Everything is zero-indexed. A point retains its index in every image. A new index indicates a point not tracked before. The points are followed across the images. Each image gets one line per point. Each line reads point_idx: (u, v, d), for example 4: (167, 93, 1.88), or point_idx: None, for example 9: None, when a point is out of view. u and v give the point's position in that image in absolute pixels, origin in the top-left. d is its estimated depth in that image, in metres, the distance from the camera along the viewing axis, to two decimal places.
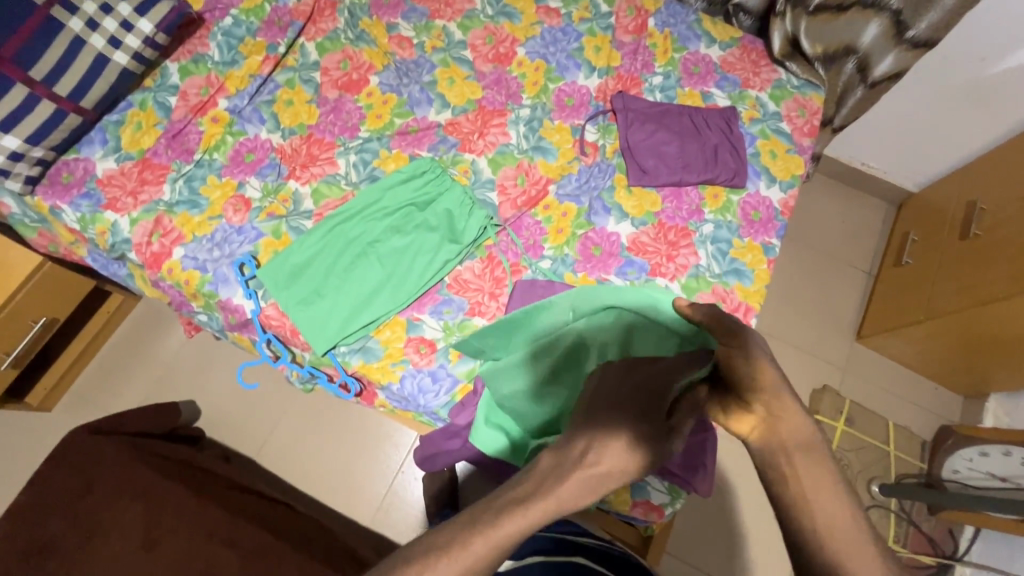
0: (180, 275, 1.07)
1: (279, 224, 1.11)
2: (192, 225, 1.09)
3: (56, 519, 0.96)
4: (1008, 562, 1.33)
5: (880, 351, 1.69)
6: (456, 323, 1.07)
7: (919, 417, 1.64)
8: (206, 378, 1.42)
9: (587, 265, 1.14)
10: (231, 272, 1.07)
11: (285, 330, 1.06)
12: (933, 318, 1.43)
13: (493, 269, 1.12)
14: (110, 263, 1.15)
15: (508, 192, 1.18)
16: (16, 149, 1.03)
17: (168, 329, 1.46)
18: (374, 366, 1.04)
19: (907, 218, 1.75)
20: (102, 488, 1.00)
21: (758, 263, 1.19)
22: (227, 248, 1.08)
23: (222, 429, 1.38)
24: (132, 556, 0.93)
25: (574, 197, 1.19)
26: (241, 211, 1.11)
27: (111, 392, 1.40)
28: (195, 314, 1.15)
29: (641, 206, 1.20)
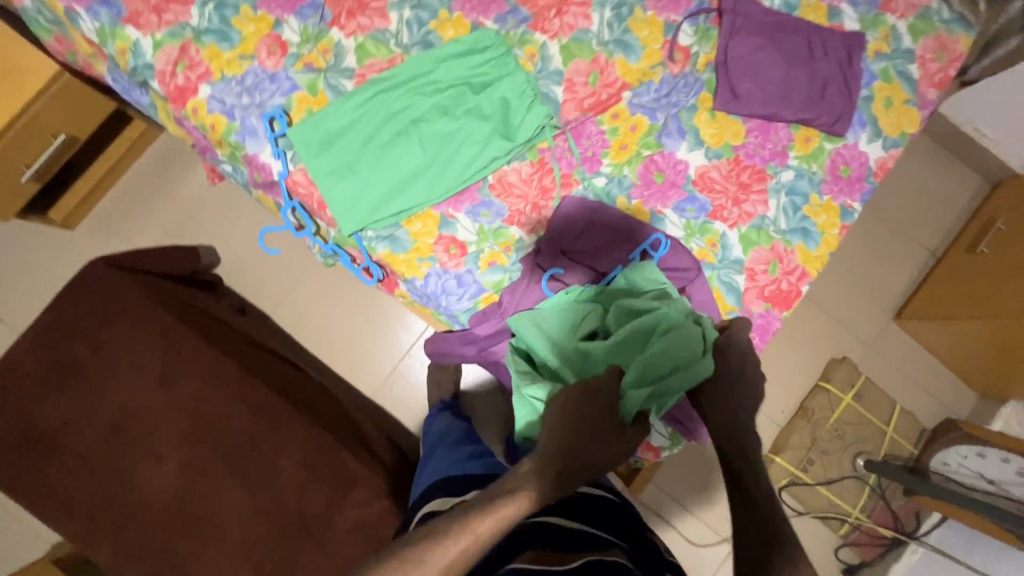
0: (205, 118, 0.97)
1: (317, 78, 0.99)
2: (221, 61, 0.98)
3: (77, 342, 0.99)
4: (965, 551, 1.39)
5: (915, 334, 1.62)
6: (491, 229, 1.00)
7: (927, 405, 1.62)
8: (227, 228, 1.39)
9: (644, 192, 1.03)
10: (260, 125, 0.97)
11: (312, 201, 0.99)
12: (989, 318, 1.34)
13: (543, 177, 1.01)
14: (132, 88, 1.04)
15: (575, 90, 1.02)
16: None
17: (191, 169, 1.40)
18: (400, 258, 0.99)
19: (999, 201, 1.57)
20: (121, 324, 1.01)
21: (831, 226, 1.07)
22: (258, 96, 0.98)
23: (239, 281, 1.38)
24: (150, 390, 0.98)
25: (650, 111, 1.04)
26: (276, 55, 0.99)
27: (131, 223, 1.38)
28: (219, 162, 1.08)
29: (719, 136, 1.05)
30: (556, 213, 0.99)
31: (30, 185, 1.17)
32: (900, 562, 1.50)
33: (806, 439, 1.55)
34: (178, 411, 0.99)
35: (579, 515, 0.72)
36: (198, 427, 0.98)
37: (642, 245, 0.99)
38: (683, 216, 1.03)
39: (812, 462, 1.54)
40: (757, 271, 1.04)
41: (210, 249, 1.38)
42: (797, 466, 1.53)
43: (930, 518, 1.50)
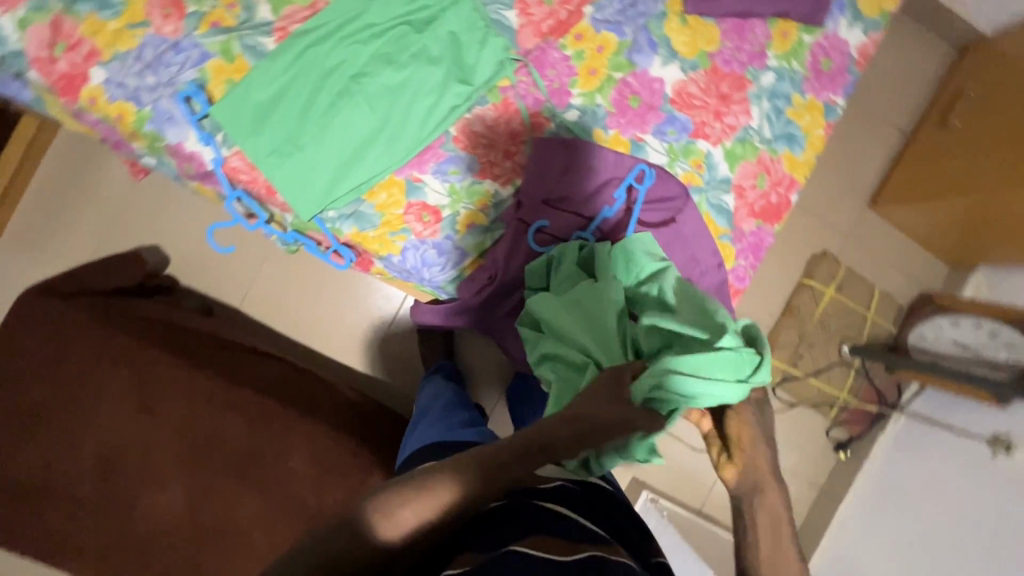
0: (108, 108, 0.83)
1: (229, 40, 0.84)
2: (107, 35, 0.81)
3: (34, 385, 0.91)
4: (944, 413, 1.50)
5: (890, 217, 1.64)
6: (463, 188, 0.91)
7: (903, 284, 1.68)
8: (167, 224, 1.25)
9: (621, 120, 0.94)
10: (175, 108, 0.84)
11: (259, 188, 0.89)
12: (964, 194, 1.35)
13: (510, 120, 0.91)
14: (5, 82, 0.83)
15: (531, 12, 0.90)
16: None
17: (108, 162, 1.23)
18: (371, 235, 0.91)
19: (969, 68, 1.53)
20: (78, 358, 0.92)
21: (815, 128, 1.02)
22: (164, 73, 0.83)
23: (196, 278, 1.27)
24: (130, 419, 0.92)
25: (616, 26, 0.93)
26: (173, 17, 0.83)
27: (55, 235, 1.22)
28: (138, 156, 0.93)
29: (693, 44, 0.96)
30: (531, 159, 0.90)
31: None
32: (885, 431, 1.62)
33: (794, 336, 1.60)
34: (167, 434, 0.93)
35: (573, 504, 0.67)
36: (193, 446, 0.93)
37: (626, 179, 0.92)
38: (664, 140, 0.96)
39: (802, 357, 1.60)
40: (745, 187, 1.00)
41: (155, 249, 1.25)
42: (788, 362, 1.60)
43: (909, 389, 1.61)
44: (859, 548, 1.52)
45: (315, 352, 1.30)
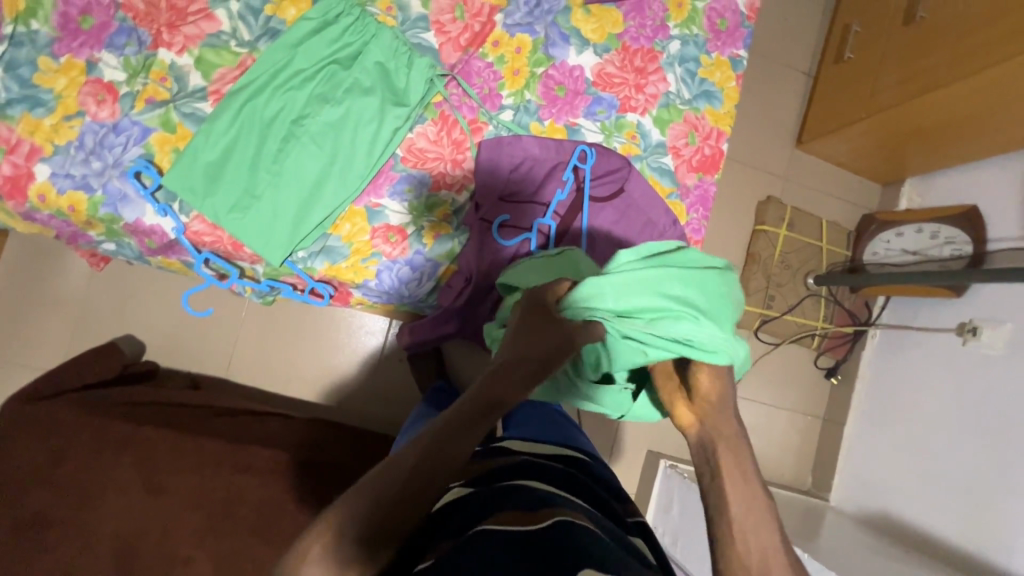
0: (59, 201, 0.84)
1: (167, 112, 0.87)
2: (45, 131, 0.83)
3: (30, 494, 0.88)
4: (913, 318, 1.59)
5: (817, 153, 1.76)
6: (421, 202, 0.95)
7: (845, 211, 1.79)
8: (137, 308, 1.25)
9: (553, 110, 1.01)
10: (127, 186, 0.86)
11: (224, 245, 0.91)
12: (874, 114, 1.47)
13: (450, 130, 0.96)
14: None
15: (447, 30, 0.96)
16: None
17: (63, 262, 1.23)
18: (343, 267, 0.94)
19: (847, 7, 1.68)
20: (74, 454, 0.90)
21: (727, 81, 1.11)
22: (109, 155, 0.85)
23: (177, 355, 1.27)
24: (142, 501, 0.90)
25: (527, 26, 1.00)
26: (107, 101, 0.85)
27: (23, 345, 1.22)
28: (97, 243, 0.95)
29: (601, 30, 1.04)
30: (479, 162, 0.95)
31: None
32: (866, 348, 1.69)
33: (762, 281, 1.68)
34: (183, 510, 0.92)
35: (562, 486, 0.62)
36: (211, 515, 0.92)
37: (571, 161, 0.98)
38: (597, 120, 1.03)
39: (774, 298, 1.68)
40: (679, 147, 1.07)
41: (130, 337, 1.24)
42: (762, 305, 1.67)
43: (877, 303, 1.69)
44: (871, 462, 1.58)
45: (313, 399, 1.30)
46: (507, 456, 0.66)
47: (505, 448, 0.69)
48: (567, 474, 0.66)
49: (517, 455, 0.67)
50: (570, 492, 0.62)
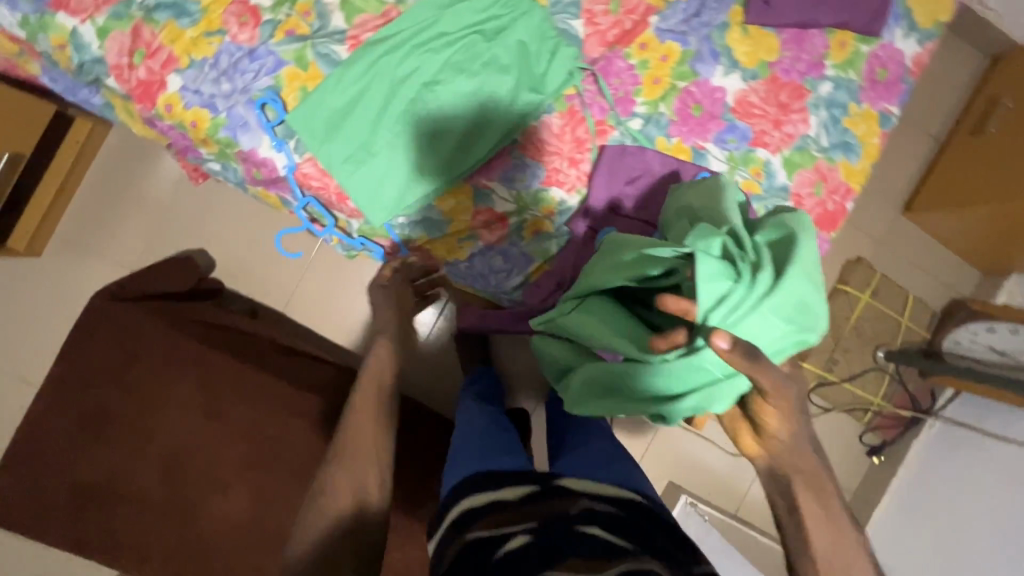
0: (183, 114, 0.84)
1: (303, 48, 0.85)
2: (185, 42, 0.82)
3: (99, 390, 0.91)
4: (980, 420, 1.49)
5: (923, 224, 1.65)
6: (530, 195, 0.91)
7: (936, 290, 1.68)
8: (216, 226, 1.27)
9: (683, 129, 0.95)
10: (250, 114, 0.85)
11: (329, 194, 0.89)
12: (998, 203, 1.35)
13: (575, 127, 0.92)
14: (78, 87, 0.89)
15: (597, 22, 0.91)
16: None
17: (157, 167, 1.25)
18: (439, 242, 0.93)
19: (1001, 77, 1.55)
20: (146, 362, 0.92)
21: (871, 136, 1.03)
22: (239, 80, 0.84)
23: (243, 280, 1.28)
24: (198, 423, 0.92)
25: (680, 35, 0.94)
26: (249, 25, 0.84)
27: (104, 237, 1.25)
28: (204, 161, 0.95)
29: (754, 54, 0.97)
30: (598, 167, 0.92)
31: None
32: (919, 437, 1.62)
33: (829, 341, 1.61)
34: (232, 439, 0.93)
35: (629, 537, 0.58)
36: (258, 450, 0.94)
37: None
38: (725, 148, 0.97)
39: (837, 361, 1.62)
40: (802, 195, 1.00)
41: (203, 252, 1.26)
42: (824, 367, 1.62)
43: (943, 394, 1.60)
44: (896, 551, 1.53)
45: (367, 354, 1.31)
46: (562, 498, 0.62)
47: (565, 486, 0.65)
48: (628, 519, 0.61)
49: (577, 498, 0.63)
50: (636, 543, 0.57)
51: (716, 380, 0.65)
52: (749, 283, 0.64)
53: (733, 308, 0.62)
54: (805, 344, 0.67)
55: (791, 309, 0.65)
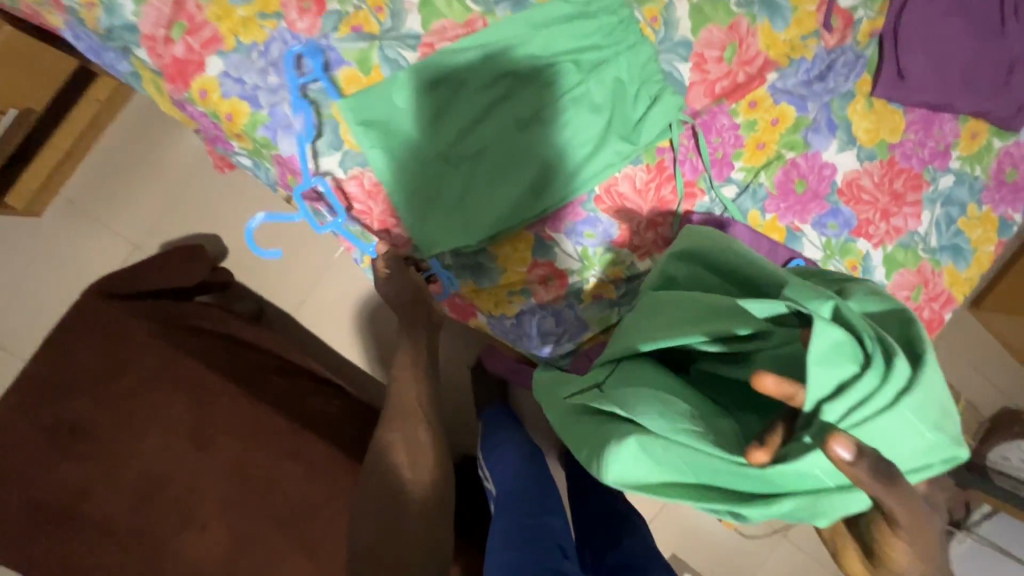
0: (218, 104, 0.72)
1: (369, 49, 0.73)
2: (235, 21, 0.71)
3: (83, 398, 0.80)
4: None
5: (988, 324, 1.52)
6: (598, 255, 0.80)
7: (989, 398, 1.55)
8: (234, 214, 1.15)
9: (782, 205, 0.83)
10: (296, 116, 0.73)
11: (371, 220, 0.78)
12: None
13: (661, 185, 0.80)
14: (105, 52, 0.76)
15: (707, 69, 0.79)
16: None
17: (180, 141, 1.14)
18: (486, 291, 0.81)
19: None
20: (138, 373, 0.82)
21: (984, 244, 0.90)
22: (290, 74, 0.72)
23: (253, 278, 1.16)
24: (184, 452, 0.81)
25: (798, 99, 0.82)
26: (311, 13, 0.72)
27: (110, 208, 1.13)
28: (234, 154, 0.83)
29: (875, 132, 0.84)
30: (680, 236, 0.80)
31: None
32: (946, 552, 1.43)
33: None
34: (218, 474, 0.81)
35: None
36: (243, 489, 0.81)
37: None
38: (823, 233, 0.85)
39: None
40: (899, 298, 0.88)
41: (216, 240, 1.15)
42: None
43: (979, 509, 1.42)
44: None
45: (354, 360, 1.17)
46: None
47: None
48: None
49: None
50: None
51: (823, 492, 0.44)
52: (881, 371, 0.43)
53: (862, 404, 0.42)
54: (953, 456, 0.46)
55: (937, 410, 0.44)
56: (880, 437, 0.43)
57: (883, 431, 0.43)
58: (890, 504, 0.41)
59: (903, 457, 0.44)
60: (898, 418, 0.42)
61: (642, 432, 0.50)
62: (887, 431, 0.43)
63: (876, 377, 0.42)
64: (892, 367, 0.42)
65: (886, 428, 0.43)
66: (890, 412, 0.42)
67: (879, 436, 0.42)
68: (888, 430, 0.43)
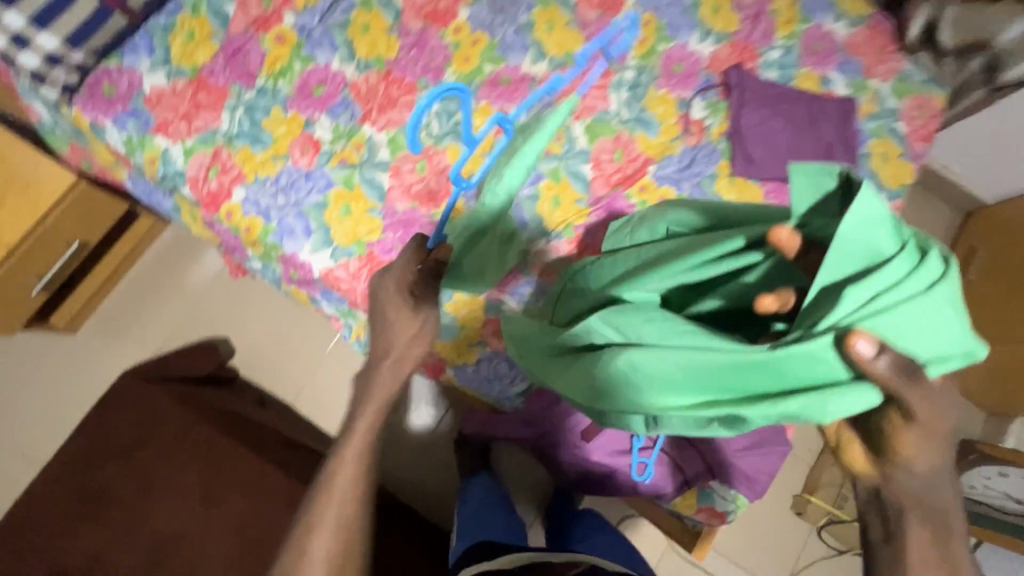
0: (240, 220, 0.97)
1: (352, 174, 1.00)
2: (254, 163, 0.98)
3: (111, 466, 0.95)
4: None
5: None
6: (537, 309, 0.99)
7: None
8: (242, 318, 1.36)
9: None
10: (297, 224, 0.97)
11: (355, 296, 0.99)
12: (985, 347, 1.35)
13: (581, 252, 1.03)
14: (153, 193, 1.03)
15: (603, 167, 1.07)
16: (19, 31, 0.90)
17: (199, 261, 1.38)
18: (450, 345, 1.01)
19: None
20: (158, 443, 0.96)
21: None
22: (294, 195, 0.98)
23: (257, 371, 1.34)
24: (192, 512, 0.91)
25: (675, 182, 1.08)
26: (309, 153, 1.00)
27: (138, 321, 1.34)
28: (248, 260, 1.07)
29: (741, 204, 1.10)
30: None
31: (39, 295, 1.13)
32: None
33: (837, 476, 1.54)
34: (223, 531, 0.91)
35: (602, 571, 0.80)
36: (241, 547, 0.90)
37: None
38: None
39: (847, 499, 1.51)
40: None
41: (226, 341, 1.34)
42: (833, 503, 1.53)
43: None
44: None
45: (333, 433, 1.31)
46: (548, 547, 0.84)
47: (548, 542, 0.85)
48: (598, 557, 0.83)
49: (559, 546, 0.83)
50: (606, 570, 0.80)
51: (832, 383, 0.52)
52: (914, 264, 0.52)
53: (892, 288, 0.51)
54: (966, 352, 0.53)
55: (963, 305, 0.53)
56: (911, 318, 0.50)
57: (906, 313, 0.50)
58: (898, 384, 0.49)
59: (931, 342, 0.51)
60: (922, 301, 0.51)
61: (643, 357, 0.57)
62: (915, 313, 0.50)
63: (897, 271, 0.51)
64: (922, 264, 0.51)
65: (918, 309, 0.50)
66: (918, 298, 0.50)
67: (909, 317, 0.50)
68: (916, 311, 0.50)
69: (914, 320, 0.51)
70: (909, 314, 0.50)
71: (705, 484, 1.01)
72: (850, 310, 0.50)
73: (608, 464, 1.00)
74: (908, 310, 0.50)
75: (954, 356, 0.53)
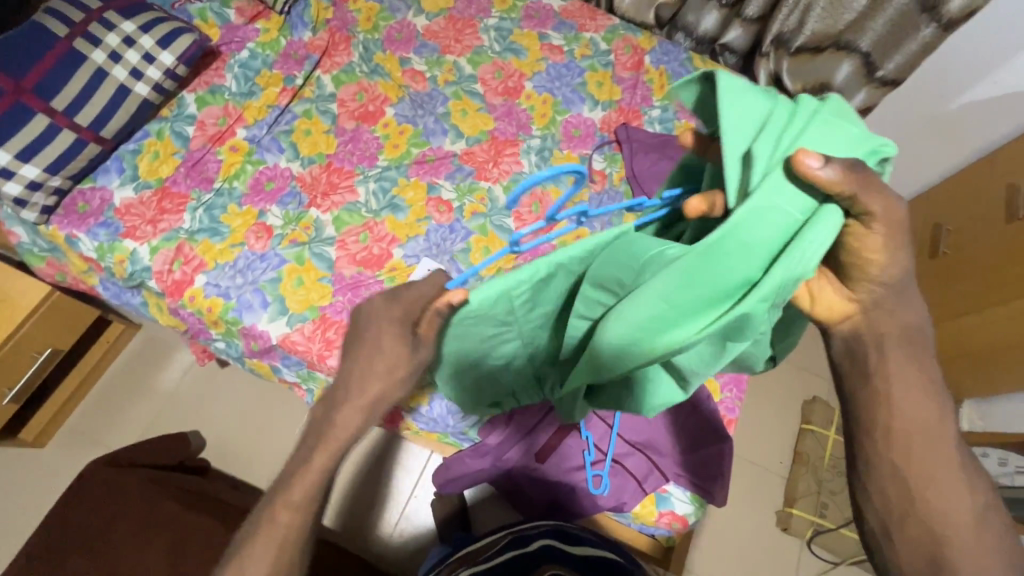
0: (203, 303, 1.08)
1: (302, 250, 1.13)
2: (213, 252, 1.11)
3: (74, 560, 0.94)
4: None
5: None
6: None
7: None
8: (211, 408, 1.40)
9: None
10: (255, 299, 1.08)
11: (311, 356, 1.07)
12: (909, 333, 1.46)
13: None
14: (123, 292, 1.16)
15: (524, 219, 1.23)
16: (34, 178, 1.04)
17: (167, 360, 1.45)
18: None
19: None
20: (123, 529, 0.97)
21: None
22: (251, 274, 1.10)
23: (228, 458, 1.36)
24: None
25: None
26: (264, 238, 1.13)
27: (108, 426, 1.38)
28: (212, 342, 1.16)
29: None
30: None
31: (9, 406, 1.18)
32: None
33: (813, 485, 1.57)
34: None
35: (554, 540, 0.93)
36: None
37: None
38: None
39: (827, 506, 1.55)
40: None
41: (196, 433, 1.37)
42: (815, 513, 1.54)
43: None
44: None
45: (330, 525, 1.33)
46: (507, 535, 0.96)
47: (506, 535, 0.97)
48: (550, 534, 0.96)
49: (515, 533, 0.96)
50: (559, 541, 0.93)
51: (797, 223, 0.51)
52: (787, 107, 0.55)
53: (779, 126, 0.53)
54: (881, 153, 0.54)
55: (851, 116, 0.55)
56: (816, 142, 0.53)
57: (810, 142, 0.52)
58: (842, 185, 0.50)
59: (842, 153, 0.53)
60: (813, 130, 0.53)
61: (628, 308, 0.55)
62: (814, 135, 0.53)
63: (774, 116, 0.54)
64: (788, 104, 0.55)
65: (815, 132, 0.53)
66: (806, 126, 0.53)
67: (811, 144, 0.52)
68: (812, 137, 0.53)
69: (819, 145, 0.53)
70: (812, 139, 0.52)
71: (662, 489, 1.05)
72: (766, 158, 0.52)
73: (565, 482, 1.08)
74: (806, 135, 0.53)
75: (863, 156, 0.54)
